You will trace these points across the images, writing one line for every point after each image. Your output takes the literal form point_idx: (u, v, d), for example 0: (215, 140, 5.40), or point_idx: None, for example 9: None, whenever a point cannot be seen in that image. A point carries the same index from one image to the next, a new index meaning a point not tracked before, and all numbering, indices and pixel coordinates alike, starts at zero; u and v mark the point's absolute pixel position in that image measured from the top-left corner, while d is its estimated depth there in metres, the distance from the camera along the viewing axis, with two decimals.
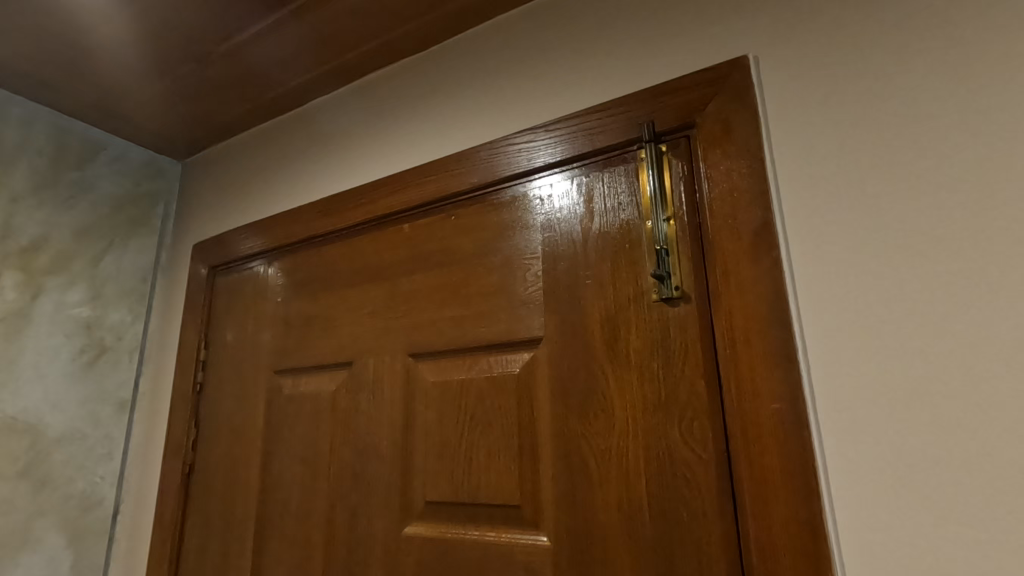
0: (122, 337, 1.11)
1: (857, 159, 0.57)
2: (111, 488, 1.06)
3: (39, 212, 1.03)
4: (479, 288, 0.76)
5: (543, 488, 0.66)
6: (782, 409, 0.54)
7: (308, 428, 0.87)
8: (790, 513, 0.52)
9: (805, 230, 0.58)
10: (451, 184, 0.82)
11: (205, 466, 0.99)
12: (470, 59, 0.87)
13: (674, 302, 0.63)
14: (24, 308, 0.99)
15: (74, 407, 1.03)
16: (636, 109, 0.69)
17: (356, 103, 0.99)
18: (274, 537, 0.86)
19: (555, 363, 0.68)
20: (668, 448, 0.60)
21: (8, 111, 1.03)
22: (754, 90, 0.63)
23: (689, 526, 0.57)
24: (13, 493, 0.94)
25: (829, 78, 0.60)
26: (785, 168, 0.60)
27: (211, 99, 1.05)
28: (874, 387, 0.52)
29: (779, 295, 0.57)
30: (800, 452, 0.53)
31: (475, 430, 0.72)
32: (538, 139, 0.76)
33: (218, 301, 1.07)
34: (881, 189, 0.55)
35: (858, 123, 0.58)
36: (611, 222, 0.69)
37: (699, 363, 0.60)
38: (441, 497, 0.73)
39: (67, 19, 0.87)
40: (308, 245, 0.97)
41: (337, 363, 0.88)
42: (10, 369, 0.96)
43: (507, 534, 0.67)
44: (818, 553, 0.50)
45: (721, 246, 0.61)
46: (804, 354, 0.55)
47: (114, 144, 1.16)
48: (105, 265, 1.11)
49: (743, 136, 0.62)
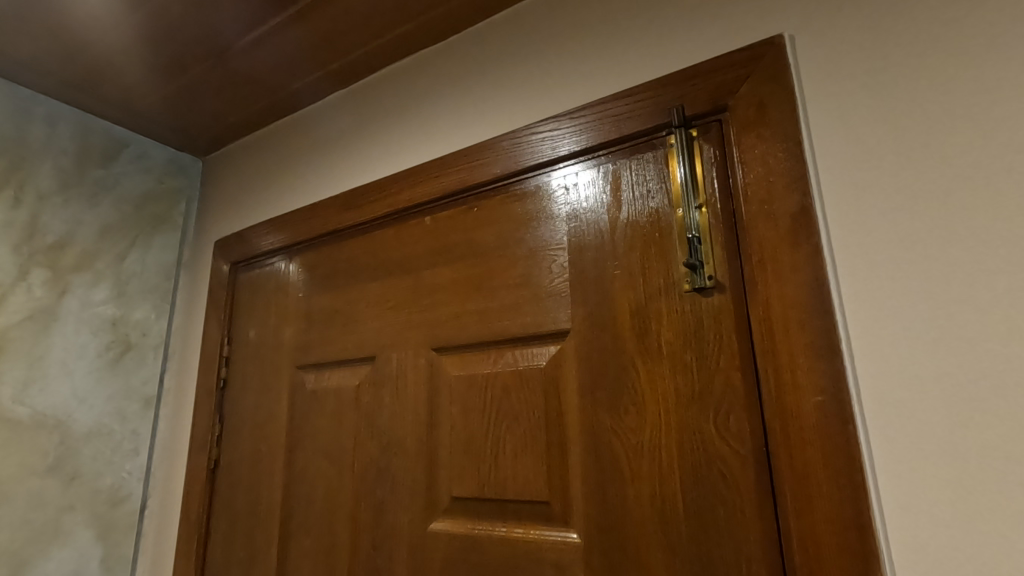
0: (147, 334, 1.12)
1: (901, 139, 0.55)
2: (138, 482, 1.07)
3: (64, 210, 1.04)
4: (504, 281, 0.75)
5: (572, 483, 0.64)
6: (825, 402, 0.52)
7: (331, 423, 0.87)
8: (835, 510, 0.50)
9: (848, 217, 0.55)
10: (472, 175, 0.81)
11: (229, 461, 0.99)
12: (490, 47, 0.86)
13: (706, 292, 0.61)
14: (51, 306, 1.00)
15: (101, 403, 1.04)
16: (664, 93, 0.67)
17: (374, 95, 0.98)
18: (300, 532, 0.86)
19: (583, 357, 0.66)
20: (703, 443, 0.58)
21: (33, 110, 1.03)
22: (790, 71, 0.60)
23: (726, 524, 0.55)
24: (44, 488, 0.95)
25: (870, 57, 0.58)
26: (825, 152, 0.58)
27: (231, 95, 1.04)
28: (924, 376, 0.50)
29: (820, 284, 0.54)
30: (845, 448, 0.50)
31: (502, 424, 0.71)
32: (561, 128, 0.74)
33: (241, 296, 1.07)
34: (929, 168, 0.53)
35: (902, 101, 0.55)
36: (639, 211, 0.67)
37: (735, 354, 0.58)
38: (466, 494, 0.71)
39: (88, 17, 0.87)
40: (329, 240, 0.96)
41: (360, 358, 0.87)
42: (39, 365, 0.97)
43: (536, 531, 0.66)
44: (866, 551, 0.48)
45: (756, 233, 0.58)
46: (849, 346, 0.53)
47: (137, 141, 1.17)
48: (129, 263, 1.11)
49: (778, 118, 0.60)
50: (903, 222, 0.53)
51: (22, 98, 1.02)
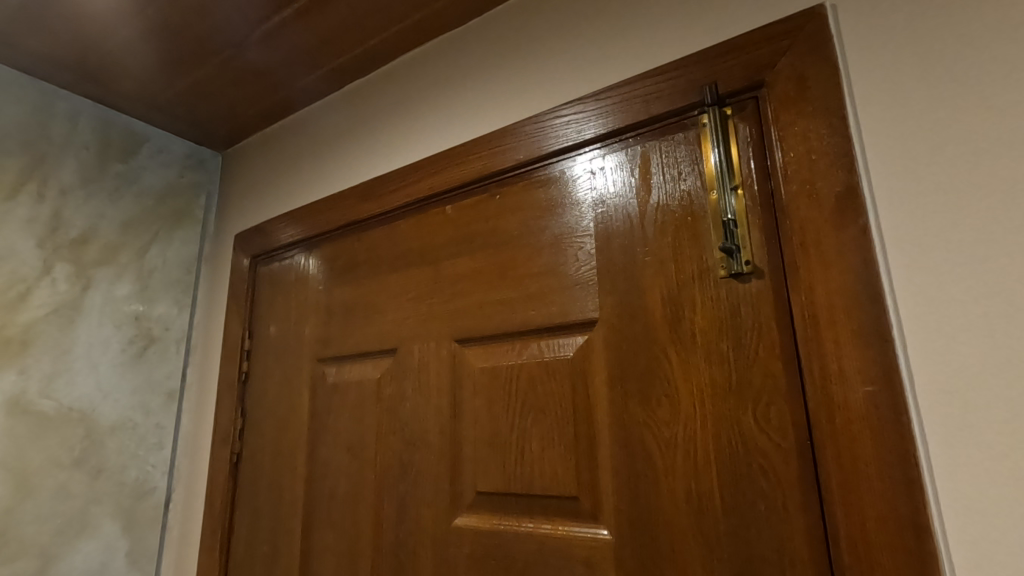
0: (169, 328, 1.12)
1: (954, 111, 0.51)
2: (163, 476, 1.07)
3: (86, 205, 1.04)
4: (528, 270, 0.72)
5: (603, 477, 0.62)
6: (876, 392, 0.49)
7: (353, 416, 0.86)
8: (888, 507, 0.47)
9: (898, 197, 0.52)
10: (495, 160, 0.78)
11: (252, 455, 0.99)
12: (512, 29, 0.83)
13: (743, 277, 0.58)
14: (75, 300, 1.00)
15: (126, 397, 1.04)
16: (696, 70, 0.64)
17: (393, 83, 0.96)
18: (322, 526, 0.85)
19: (613, 347, 0.64)
20: (741, 436, 0.55)
21: (55, 105, 1.04)
22: (832, 43, 0.57)
23: (769, 521, 0.52)
24: (71, 480, 0.96)
25: (919, 27, 0.54)
26: (871, 128, 0.54)
27: (250, 86, 1.03)
28: (984, 364, 0.46)
29: (868, 268, 0.51)
30: (899, 441, 0.47)
31: (528, 417, 0.69)
32: (585, 110, 0.72)
33: (261, 290, 1.06)
34: (986, 142, 0.49)
35: (956, 69, 0.52)
36: (671, 194, 0.64)
37: (775, 343, 0.55)
38: (492, 488, 0.70)
39: (105, 11, 0.86)
40: (349, 231, 0.95)
41: (382, 351, 0.85)
42: (64, 359, 0.98)
43: (564, 527, 0.63)
44: (923, 551, 0.45)
45: (797, 215, 0.55)
46: (900, 332, 0.50)
47: (157, 135, 1.17)
48: (151, 257, 1.12)
49: (821, 93, 0.56)
50: (958, 200, 0.49)
51: (43, 93, 1.02)
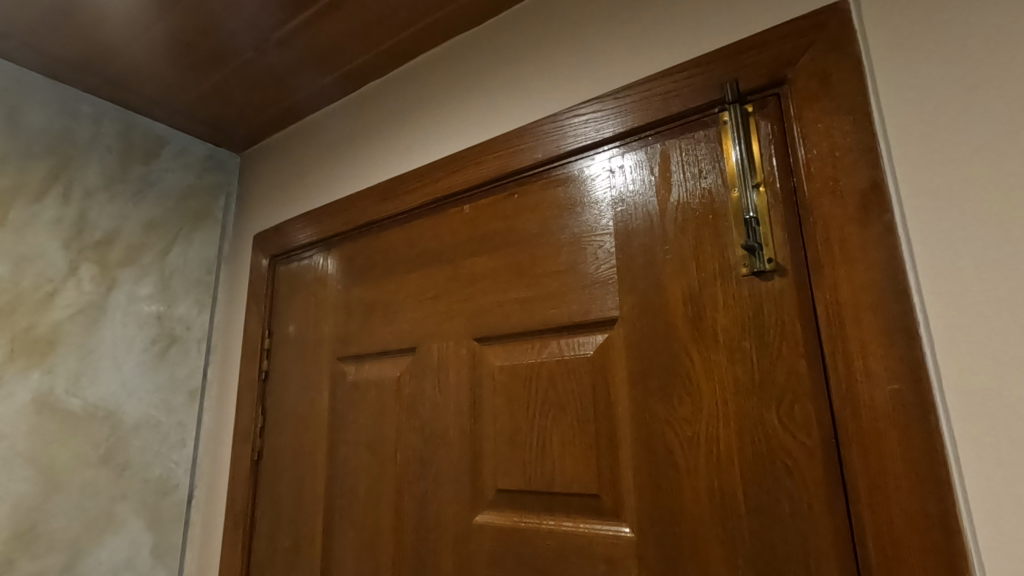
0: (190, 327, 1.14)
1: (982, 105, 0.50)
2: (185, 473, 1.09)
3: (110, 207, 1.06)
4: (548, 269, 0.73)
5: (624, 476, 0.62)
6: (902, 390, 0.49)
7: (372, 415, 0.87)
8: (917, 506, 0.47)
9: (923, 194, 0.51)
10: (513, 160, 0.78)
11: (273, 452, 1.00)
12: (530, 28, 0.83)
13: (766, 275, 0.58)
14: (100, 300, 1.02)
15: (149, 395, 1.06)
16: (716, 68, 0.64)
17: (410, 83, 0.96)
18: (343, 524, 0.86)
19: (634, 346, 0.64)
20: (764, 433, 0.55)
21: (79, 109, 1.06)
22: (855, 39, 0.57)
23: (793, 519, 0.52)
24: (97, 477, 0.98)
25: (943, 21, 0.54)
26: (896, 123, 0.54)
27: (268, 88, 1.05)
28: (1015, 361, 0.46)
29: (893, 266, 0.51)
30: (926, 440, 0.47)
31: (548, 415, 0.69)
32: (603, 109, 0.72)
33: (280, 290, 1.08)
34: (1015, 137, 0.48)
35: (983, 64, 0.51)
36: (691, 192, 0.64)
37: (799, 342, 0.55)
38: (512, 486, 0.70)
39: (127, 17, 0.87)
40: (368, 230, 0.96)
41: (401, 349, 0.86)
42: (90, 358, 1.00)
43: (586, 525, 0.64)
44: (952, 550, 0.45)
45: (821, 212, 0.55)
46: (928, 330, 0.49)
47: (178, 138, 1.19)
48: (173, 257, 1.13)
49: (844, 89, 0.56)
50: (986, 196, 0.49)
51: (67, 97, 1.04)
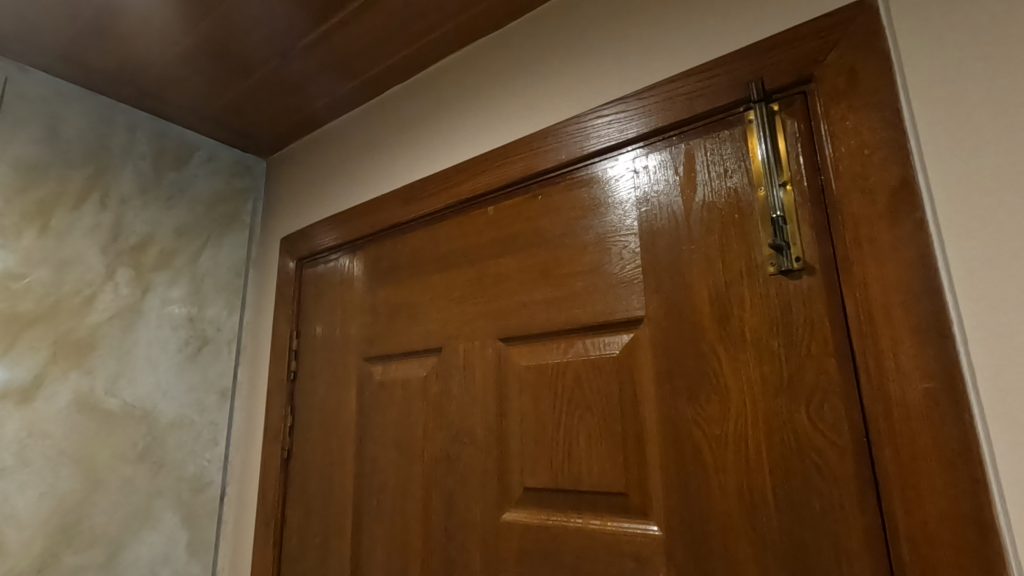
0: (221, 329, 1.17)
1: (1015, 99, 0.50)
2: (217, 471, 1.12)
3: (144, 212, 1.10)
4: (572, 269, 0.73)
5: (652, 475, 0.63)
6: (935, 388, 0.48)
7: (399, 414, 0.88)
8: (951, 504, 0.46)
9: (955, 191, 0.51)
10: (536, 162, 0.79)
11: (302, 451, 1.02)
12: (551, 30, 0.84)
13: (794, 274, 0.57)
14: (135, 303, 1.05)
15: (183, 395, 1.09)
16: (741, 67, 0.64)
17: (433, 87, 0.98)
18: (372, 521, 0.88)
19: (661, 346, 0.64)
20: (794, 432, 0.55)
21: (114, 118, 1.09)
22: (883, 35, 0.56)
23: (824, 519, 0.52)
24: (135, 474, 1.01)
25: (974, 15, 0.53)
26: (926, 119, 0.53)
27: (294, 94, 1.07)
28: None
29: (924, 264, 0.51)
30: (961, 439, 0.47)
31: (574, 414, 0.70)
32: (627, 110, 0.72)
33: (307, 292, 1.10)
34: None
35: (1017, 57, 0.50)
36: (716, 191, 0.64)
37: (828, 340, 0.54)
38: (540, 484, 0.71)
39: (159, 28, 0.90)
40: (393, 233, 0.97)
41: (427, 349, 0.87)
42: (127, 359, 1.03)
43: (614, 523, 0.64)
44: (990, 551, 0.44)
45: (849, 210, 0.55)
46: (961, 329, 0.49)
47: (207, 144, 1.22)
48: (204, 260, 1.16)
49: (873, 87, 0.56)
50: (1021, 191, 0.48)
51: (103, 107, 1.08)
